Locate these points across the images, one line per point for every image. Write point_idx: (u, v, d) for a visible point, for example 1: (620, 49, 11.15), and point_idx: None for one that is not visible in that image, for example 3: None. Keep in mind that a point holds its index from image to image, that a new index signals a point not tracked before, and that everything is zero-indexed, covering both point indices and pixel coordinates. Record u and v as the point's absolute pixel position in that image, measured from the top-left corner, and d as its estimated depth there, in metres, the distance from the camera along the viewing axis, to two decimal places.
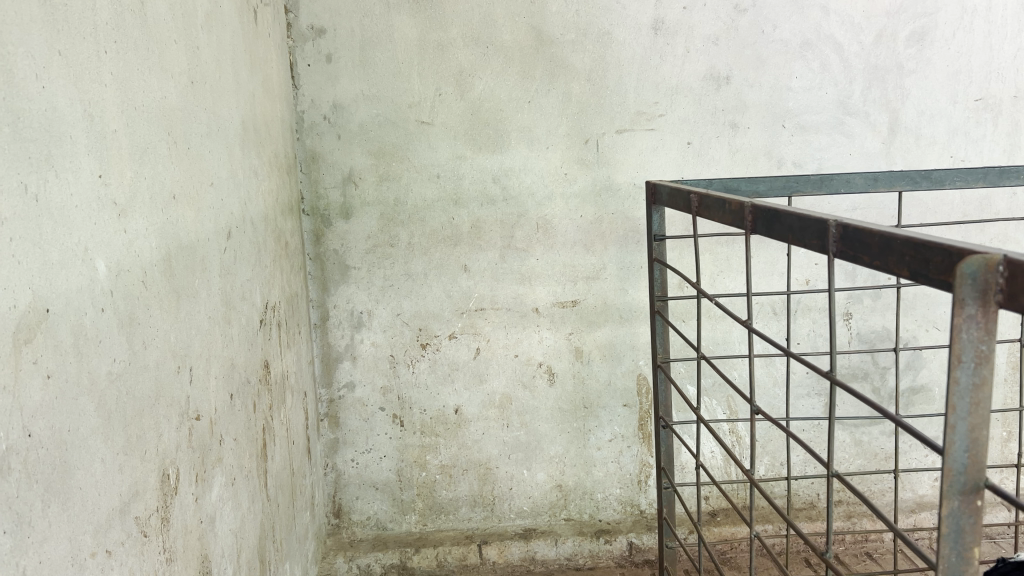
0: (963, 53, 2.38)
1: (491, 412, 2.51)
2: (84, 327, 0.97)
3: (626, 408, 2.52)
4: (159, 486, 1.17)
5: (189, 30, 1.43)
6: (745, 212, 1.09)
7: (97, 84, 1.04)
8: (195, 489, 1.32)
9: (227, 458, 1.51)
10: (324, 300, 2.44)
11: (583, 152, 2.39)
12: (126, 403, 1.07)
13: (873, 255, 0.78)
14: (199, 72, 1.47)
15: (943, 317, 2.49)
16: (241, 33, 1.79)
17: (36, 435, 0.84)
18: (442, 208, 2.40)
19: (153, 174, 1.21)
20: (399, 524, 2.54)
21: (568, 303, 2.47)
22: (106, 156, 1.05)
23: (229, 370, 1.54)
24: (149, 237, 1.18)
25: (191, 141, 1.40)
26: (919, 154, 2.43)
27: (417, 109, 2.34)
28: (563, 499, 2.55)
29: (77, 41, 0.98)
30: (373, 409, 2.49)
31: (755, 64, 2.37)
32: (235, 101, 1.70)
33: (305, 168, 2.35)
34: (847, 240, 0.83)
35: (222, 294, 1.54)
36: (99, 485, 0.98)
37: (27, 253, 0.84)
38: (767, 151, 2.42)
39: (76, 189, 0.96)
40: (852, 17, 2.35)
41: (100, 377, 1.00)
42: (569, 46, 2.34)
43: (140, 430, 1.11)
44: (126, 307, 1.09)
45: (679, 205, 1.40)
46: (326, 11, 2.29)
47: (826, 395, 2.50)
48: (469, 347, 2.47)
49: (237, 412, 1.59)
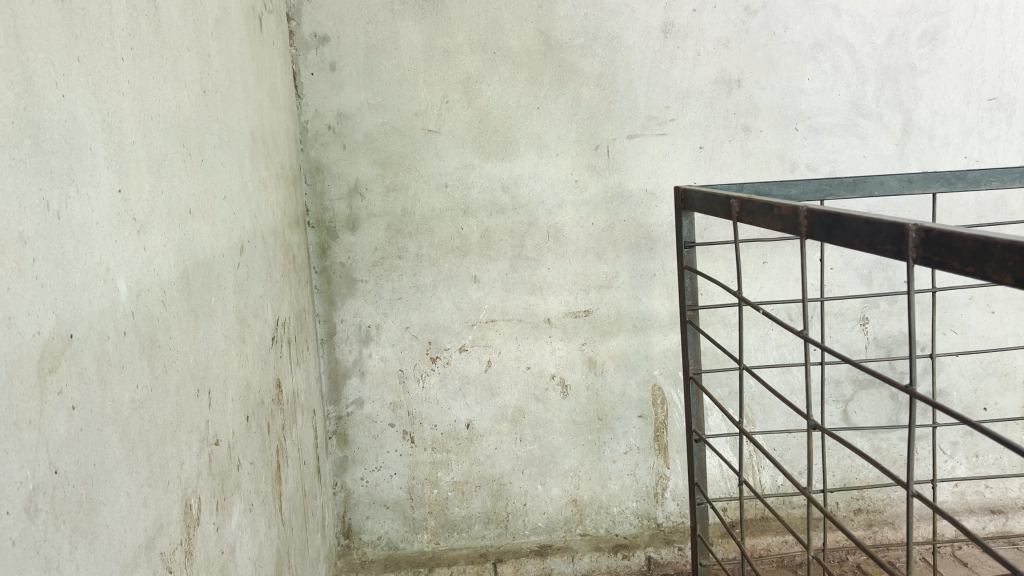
0: (976, 52, 2.34)
1: (504, 426, 2.45)
2: (107, 351, 0.90)
3: (641, 419, 2.47)
4: (182, 518, 1.10)
5: (201, 37, 1.37)
6: (799, 217, 1.04)
7: (115, 93, 0.97)
8: (216, 518, 1.26)
9: (245, 483, 1.44)
10: (331, 315, 2.37)
11: (594, 159, 2.34)
12: (149, 431, 1.01)
13: (965, 260, 0.73)
14: (210, 80, 1.41)
15: (961, 320, 2.45)
16: (247, 40, 1.73)
17: (62, 471, 0.78)
18: (451, 218, 2.34)
19: (170, 188, 1.15)
20: (410, 544, 2.47)
21: (580, 312, 2.42)
22: (125, 170, 0.99)
23: (244, 391, 1.48)
24: (167, 254, 1.12)
25: (205, 153, 1.34)
26: (934, 155, 2.39)
27: (424, 117, 2.29)
28: (578, 514, 2.49)
29: (95, 47, 0.92)
30: (382, 425, 2.42)
31: (767, 67, 2.33)
32: (244, 112, 1.64)
33: (309, 179, 2.29)
34: (931, 244, 0.78)
35: (237, 311, 1.47)
36: (125, 521, 0.92)
37: (50, 274, 0.78)
38: (780, 154, 2.37)
39: (97, 204, 0.90)
40: (864, 17, 2.31)
41: (123, 406, 0.94)
42: (578, 50, 2.29)
43: (163, 458, 1.05)
44: (147, 330, 1.03)
45: (715, 210, 1.35)
46: (329, 18, 2.23)
47: (844, 402, 2.46)
48: (480, 359, 2.42)
49: (254, 435, 1.53)
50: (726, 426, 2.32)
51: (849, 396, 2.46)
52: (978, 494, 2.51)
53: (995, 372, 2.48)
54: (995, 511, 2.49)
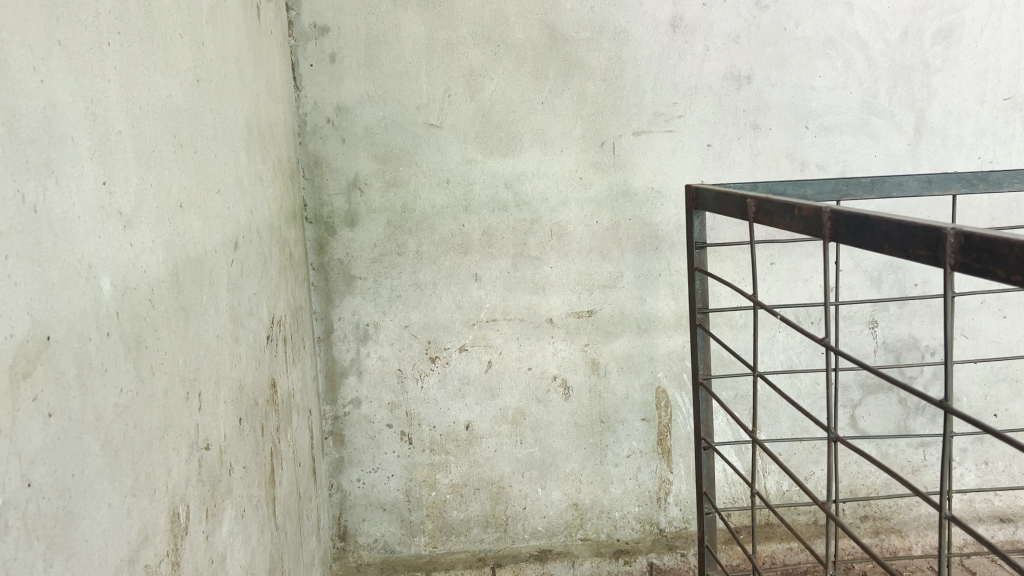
0: (991, 51, 2.28)
1: (504, 428, 2.39)
2: (88, 355, 0.85)
3: (643, 423, 2.42)
4: (169, 528, 1.05)
5: (195, 23, 1.31)
6: (823, 218, 0.99)
7: (100, 79, 0.92)
8: (206, 526, 1.21)
9: (237, 488, 1.39)
10: (328, 312, 2.32)
11: (599, 156, 2.29)
12: (134, 437, 0.96)
13: (1011, 268, 0.68)
14: (204, 69, 1.35)
15: (972, 324, 2.40)
16: (244, 28, 1.68)
17: (36, 484, 0.73)
18: (452, 214, 2.29)
19: (159, 180, 1.10)
20: (407, 547, 2.42)
21: (584, 312, 2.36)
22: (111, 161, 0.93)
23: (237, 393, 1.42)
24: (155, 250, 1.07)
25: (198, 144, 1.29)
26: (947, 155, 2.33)
27: (425, 111, 2.23)
28: (579, 518, 2.44)
29: (79, 30, 0.87)
30: (380, 426, 2.37)
31: (777, 64, 2.28)
32: (240, 104, 1.59)
33: (307, 173, 2.24)
34: (972, 250, 0.73)
35: (230, 309, 1.42)
36: (107, 534, 0.86)
37: (25, 272, 0.73)
38: (789, 153, 2.32)
39: (79, 196, 0.84)
40: (878, 14, 2.26)
41: (105, 412, 0.88)
42: (584, 44, 2.24)
43: (149, 465, 0.99)
44: (133, 331, 0.97)
45: (730, 211, 1.30)
46: (329, 8, 2.18)
47: (852, 407, 2.41)
48: (480, 359, 2.36)
49: (246, 438, 1.47)
50: (733, 432, 2.27)
51: (857, 400, 2.41)
52: (987, 502, 2.45)
53: (1006, 378, 2.42)
54: (1005, 520, 2.44)
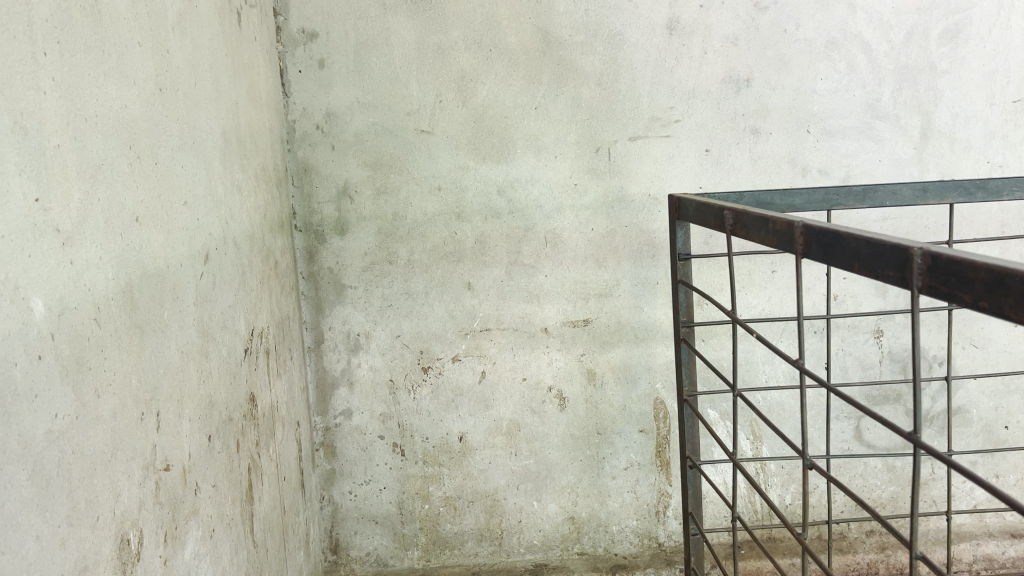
0: (999, 52, 2.21)
1: (498, 439, 2.35)
2: (14, 380, 0.81)
3: (641, 435, 2.36)
4: (116, 555, 1.01)
5: (158, 30, 1.28)
6: (795, 233, 0.93)
7: (33, 91, 0.88)
8: (164, 551, 1.17)
9: (204, 508, 1.35)
10: (318, 322, 2.29)
11: (594, 161, 2.23)
12: (72, 464, 0.92)
13: (976, 294, 0.62)
14: (169, 78, 1.32)
15: (983, 333, 2.32)
16: (221, 34, 1.64)
17: None
18: (444, 222, 2.24)
19: (110, 194, 1.06)
20: (400, 561, 2.37)
21: (579, 322, 2.31)
22: (46, 176, 0.90)
23: (206, 410, 1.39)
24: (103, 267, 1.03)
25: (160, 154, 1.25)
26: (955, 159, 2.26)
27: (416, 117, 2.19)
28: (575, 532, 2.39)
29: (6, 41, 0.83)
30: (371, 437, 2.33)
31: (777, 67, 2.21)
32: (214, 112, 1.56)
33: (296, 181, 2.21)
34: (938, 272, 0.67)
35: (198, 324, 1.38)
36: (33, 567, 0.82)
37: None
38: (791, 158, 2.26)
39: (3, 215, 0.81)
40: (881, 15, 2.19)
41: (35, 439, 0.84)
42: (578, 48, 2.19)
43: (91, 492, 0.95)
44: (73, 353, 0.94)
45: (709, 222, 1.24)
46: (317, 12, 2.14)
47: (857, 418, 2.34)
48: (473, 370, 2.32)
49: (218, 456, 1.44)
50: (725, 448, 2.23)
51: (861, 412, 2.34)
52: (996, 517, 2.37)
53: (1018, 390, 2.35)
54: (1015, 535, 2.36)
